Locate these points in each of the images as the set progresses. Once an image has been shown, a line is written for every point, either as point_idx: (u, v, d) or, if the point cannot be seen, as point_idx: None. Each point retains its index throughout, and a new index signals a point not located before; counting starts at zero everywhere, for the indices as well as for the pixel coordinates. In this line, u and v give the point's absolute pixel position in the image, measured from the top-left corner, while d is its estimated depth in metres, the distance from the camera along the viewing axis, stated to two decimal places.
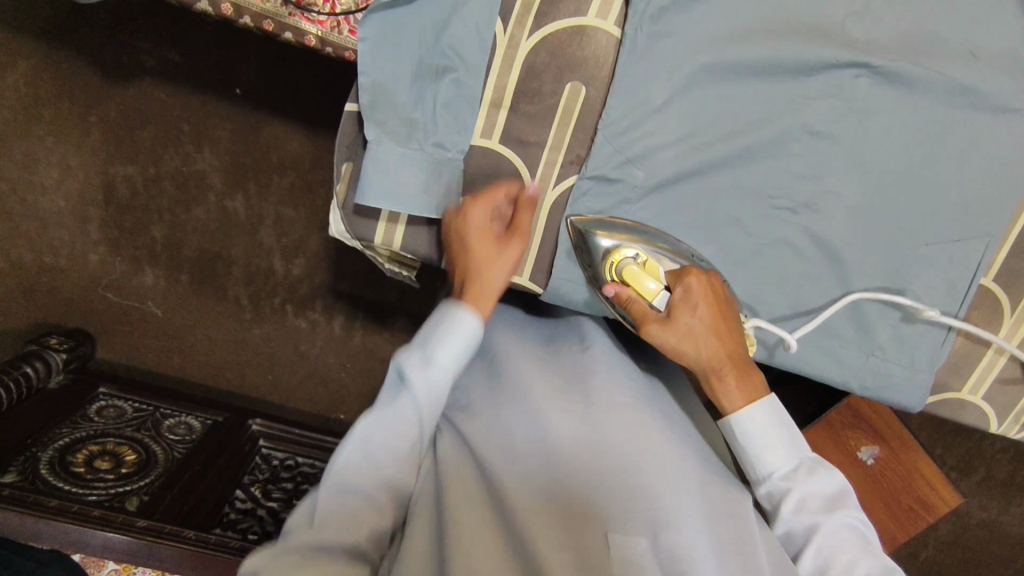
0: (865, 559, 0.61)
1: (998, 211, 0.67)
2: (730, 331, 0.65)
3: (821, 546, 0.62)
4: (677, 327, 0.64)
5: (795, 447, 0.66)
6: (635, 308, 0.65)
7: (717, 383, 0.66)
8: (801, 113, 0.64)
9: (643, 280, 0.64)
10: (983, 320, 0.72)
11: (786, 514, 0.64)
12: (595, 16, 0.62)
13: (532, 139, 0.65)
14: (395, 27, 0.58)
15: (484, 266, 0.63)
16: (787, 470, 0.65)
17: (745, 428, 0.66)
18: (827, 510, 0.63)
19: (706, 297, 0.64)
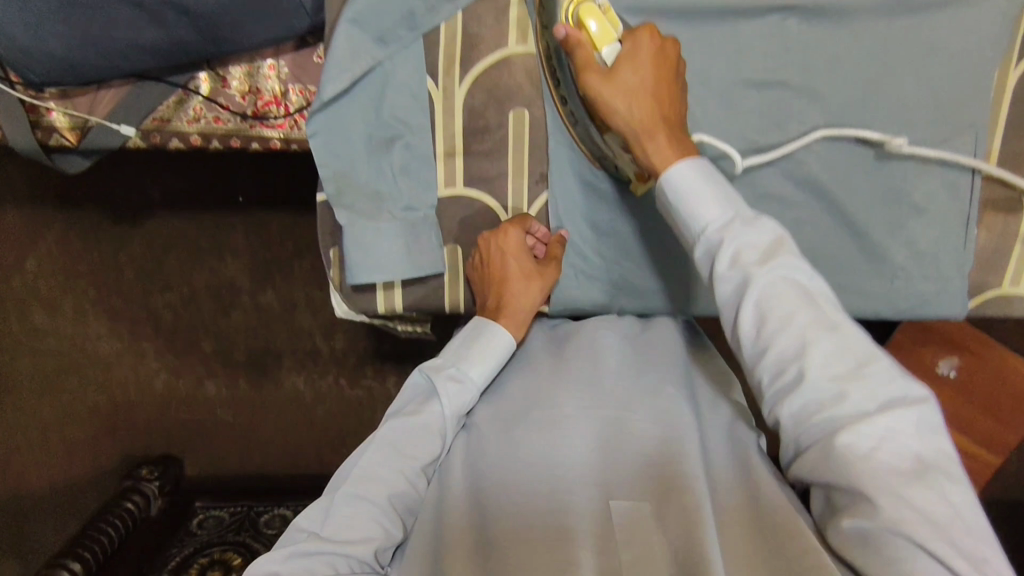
0: (804, 311, 0.53)
1: (975, 100, 0.65)
2: (663, 89, 0.58)
3: (758, 302, 0.54)
4: (615, 84, 0.58)
5: (731, 201, 0.57)
6: (579, 56, 0.58)
7: (645, 145, 0.59)
8: (741, 72, 0.64)
9: (608, 37, 0.58)
10: (1001, 210, 0.69)
11: (721, 270, 0.55)
12: (516, 43, 0.63)
13: (491, 174, 0.66)
14: (340, 117, 0.62)
15: (512, 285, 0.65)
16: (723, 221, 0.56)
17: (682, 182, 0.57)
18: (763, 261, 0.54)
19: (651, 56, 0.58)
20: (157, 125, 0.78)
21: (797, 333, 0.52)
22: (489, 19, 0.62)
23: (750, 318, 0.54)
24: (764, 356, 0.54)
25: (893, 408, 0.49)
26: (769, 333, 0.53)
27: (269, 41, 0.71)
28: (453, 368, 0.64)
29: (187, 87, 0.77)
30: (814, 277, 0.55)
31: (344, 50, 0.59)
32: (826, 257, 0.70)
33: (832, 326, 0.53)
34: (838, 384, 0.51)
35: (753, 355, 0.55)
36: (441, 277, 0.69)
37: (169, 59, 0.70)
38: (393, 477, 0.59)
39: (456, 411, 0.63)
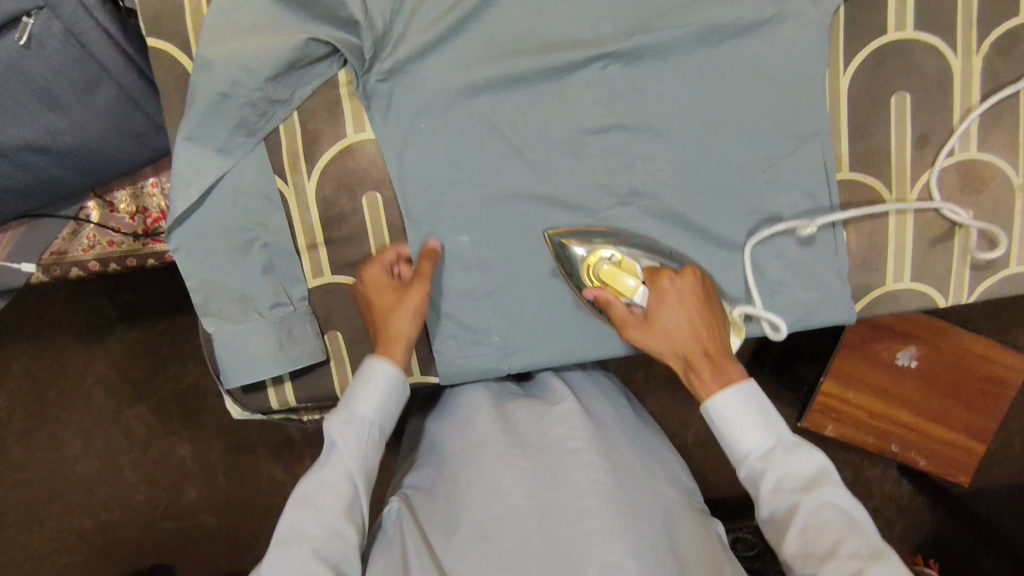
0: (852, 539, 0.56)
1: (811, 110, 0.66)
2: (705, 311, 0.63)
3: (803, 527, 0.58)
4: (653, 329, 0.63)
5: (774, 425, 0.62)
6: (614, 313, 0.64)
7: (693, 376, 0.64)
8: (574, 121, 0.66)
9: (621, 279, 0.64)
10: (866, 210, 0.70)
11: (766, 493, 0.60)
12: (354, 131, 0.66)
13: (356, 258, 0.68)
14: (196, 229, 0.64)
15: (383, 321, 0.64)
16: (763, 449, 0.61)
17: (727, 411, 0.62)
18: (806, 488, 0.59)
19: (688, 296, 0.63)
20: (56, 258, 0.81)
21: (847, 559, 0.55)
22: (324, 115, 0.65)
23: (798, 545, 0.58)
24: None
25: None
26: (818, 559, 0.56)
27: (137, 166, 0.73)
28: (352, 403, 0.62)
29: (78, 217, 0.80)
30: (851, 499, 0.59)
31: (185, 166, 0.62)
32: (705, 284, 0.70)
33: (874, 549, 0.55)
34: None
35: (798, 566, 0.57)
36: (327, 365, 0.70)
37: (48, 196, 0.73)
38: (306, 525, 0.57)
39: (362, 450, 0.62)
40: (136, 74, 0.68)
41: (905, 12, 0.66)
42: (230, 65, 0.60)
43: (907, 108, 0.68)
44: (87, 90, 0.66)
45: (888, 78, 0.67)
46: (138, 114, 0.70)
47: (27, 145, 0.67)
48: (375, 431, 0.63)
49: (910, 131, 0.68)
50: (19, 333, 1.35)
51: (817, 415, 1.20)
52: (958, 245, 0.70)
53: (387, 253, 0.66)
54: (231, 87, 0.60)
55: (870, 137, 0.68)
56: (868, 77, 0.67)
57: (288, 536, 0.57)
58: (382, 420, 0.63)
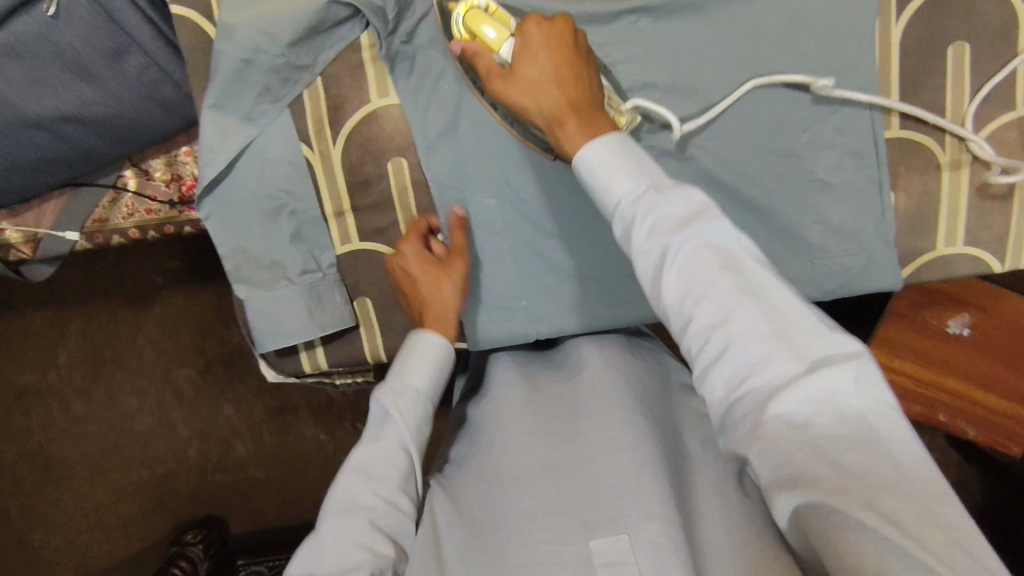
0: (729, 279, 0.44)
1: (857, 64, 0.62)
2: (561, 51, 0.54)
3: (677, 267, 0.45)
4: (516, 82, 0.55)
5: (644, 168, 0.49)
6: (480, 64, 0.57)
7: (557, 133, 0.53)
8: (603, 79, 0.63)
9: (481, 25, 0.57)
10: (917, 170, 0.66)
11: (638, 243, 0.47)
12: (378, 96, 0.64)
13: (382, 224, 0.68)
14: (224, 197, 0.65)
15: (432, 302, 0.64)
16: (635, 194, 0.48)
17: (592, 164, 0.50)
18: (680, 227, 0.45)
19: (546, 40, 0.54)
20: (99, 225, 0.83)
21: (723, 296, 0.44)
22: (347, 80, 0.64)
23: (672, 286, 0.45)
24: (685, 329, 0.45)
25: (829, 369, 0.41)
26: (694, 298, 0.44)
27: (167, 135, 0.74)
28: (407, 372, 0.62)
29: (117, 185, 0.82)
30: (734, 234, 0.46)
31: (212, 135, 0.62)
32: None
33: (805, 362, 0.42)
34: (767, 343, 0.43)
35: (670, 314, 0.46)
36: (357, 331, 0.70)
37: (85, 165, 0.74)
38: (368, 495, 0.58)
39: (414, 423, 0.61)
40: (163, 42, 0.68)
41: None
42: (252, 30, 0.60)
43: (966, 60, 0.63)
44: (116, 59, 0.66)
45: (945, 26, 0.62)
46: (167, 84, 0.70)
47: (63, 115, 0.68)
48: (424, 399, 0.63)
49: (969, 84, 0.63)
50: (73, 296, 1.41)
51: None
52: (1017, 207, 0.66)
53: (420, 225, 0.66)
54: (254, 53, 0.60)
55: (924, 92, 0.64)
56: (922, 26, 0.62)
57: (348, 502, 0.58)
58: (434, 393, 0.64)
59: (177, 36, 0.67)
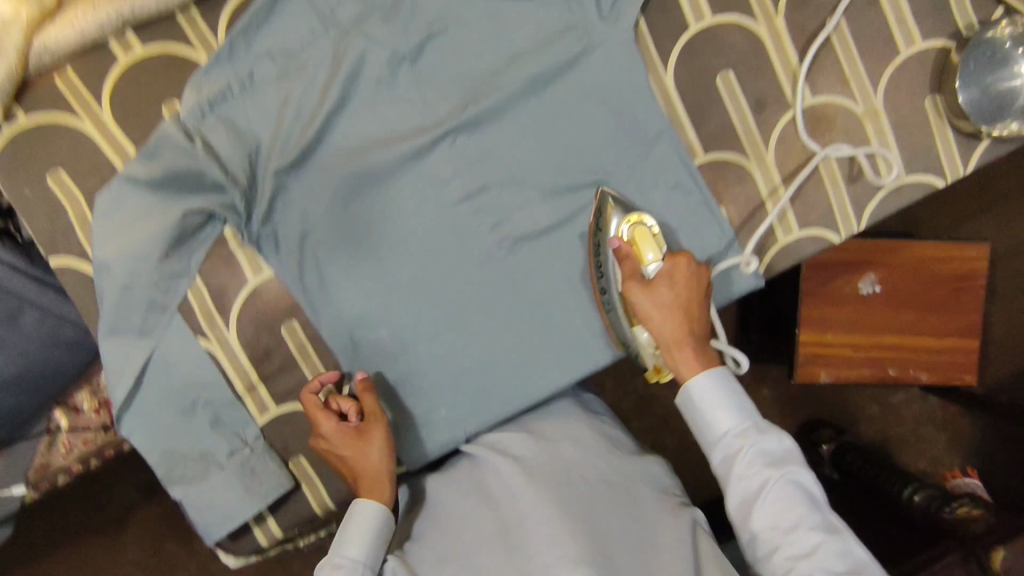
0: (812, 515, 0.63)
1: (648, 115, 0.72)
2: (693, 301, 0.68)
3: (768, 506, 0.64)
4: (652, 297, 0.67)
5: (744, 409, 0.68)
6: (626, 266, 0.69)
7: (675, 355, 0.69)
8: (443, 196, 0.72)
9: (643, 248, 0.69)
10: (734, 183, 0.74)
11: (738, 475, 0.66)
12: (253, 275, 0.71)
13: (294, 383, 0.73)
14: (142, 408, 0.69)
15: (366, 462, 0.68)
16: (737, 430, 0.68)
17: (703, 395, 0.68)
18: (772, 467, 0.66)
19: (686, 276, 0.68)
20: (42, 471, 0.86)
21: (809, 533, 0.62)
22: (222, 269, 0.70)
23: (765, 519, 0.64)
24: (773, 553, 0.63)
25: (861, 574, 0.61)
26: (783, 531, 0.63)
27: (69, 373, 0.78)
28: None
29: (49, 429, 0.85)
30: (813, 480, 0.66)
31: (113, 357, 0.68)
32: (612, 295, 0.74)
33: (846, 562, 0.62)
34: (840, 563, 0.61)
35: (760, 538, 0.64)
36: (300, 488, 0.74)
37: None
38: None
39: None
40: (50, 291, 0.74)
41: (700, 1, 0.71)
42: (125, 259, 0.66)
43: (735, 85, 0.72)
44: (10, 322, 0.72)
45: (707, 62, 0.72)
46: (60, 326, 0.75)
47: None
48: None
49: (746, 102, 0.73)
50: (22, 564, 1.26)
51: (806, 365, 1.22)
52: (828, 183, 0.75)
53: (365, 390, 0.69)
54: (132, 277, 0.67)
55: (712, 119, 0.73)
56: (689, 68, 0.72)
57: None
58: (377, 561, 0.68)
59: (60, 281, 0.74)
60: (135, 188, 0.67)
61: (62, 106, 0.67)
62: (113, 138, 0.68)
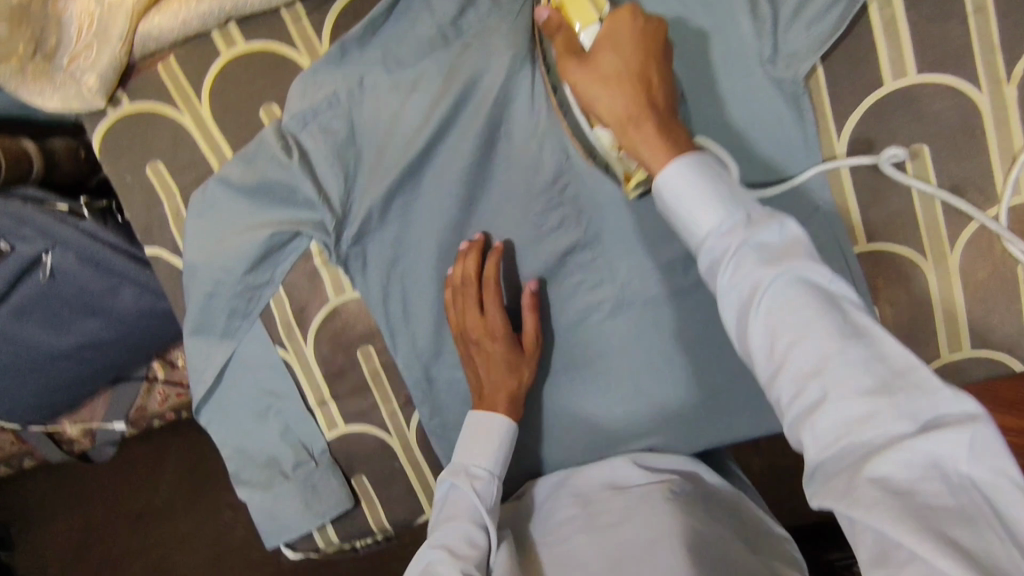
0: (834, 328, 0.38)
1: (805, 185, 0.59)
2: (647, 57, 0.49)
3: (767, 316, 0.39)
4: (594, 66, 0.50)
5: (736, 198, 0.43)
6: (556, 41, 0.52)
7: (630, 136, 0.48)
8: (544, 239, 0.64)
9: (577, 13, 0.52)
10: (897, 282, 0.60)
11: (724, 283, 0.41)
12: (336, 294, 0.68)
13: (365, 407, 0.71)
14: (218, 406, 0.70)
15: (585, 82, 0.50)
16: (724, 224, 0.43)
17: (671, 185, 0.45)
18: (769, 262, 0.40)
19: (634, 37, 0.50)
20: (140, 413, 0.93)
21: (822, 356, 0.37)
22: (305, 284, 0.68)
23: (762, 333, 0.40)
24: (775, 383, 0.39)
25: (939, 432, 0.34)
26: (785, 355, 0.39)
27: (129, 323, 0.76)
28: (501, 439, 0.61)
29: (148, 377, 0.90)
30: (837, 277, 0.40)
31: (195, 357, 0.68)
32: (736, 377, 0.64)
33: (916, 422, 0.35)
34: (868, 399, 0.36)
35: (756, 360, 0.41)
36: (360, 506, 0.73)
37: (57, 360, 0.77)
38: (471, 512, 0.58)
39: (489, 465, 0.61)
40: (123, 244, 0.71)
41: (902, 54, 0.56)
42: (212, 267, 0.64)
43: (927, 160, 0.57)
44: (111, 294, 0.73)
45: (894, 129, 0.57)
46: (129, 283, 0.73)
47: (17, 309, 0.70)
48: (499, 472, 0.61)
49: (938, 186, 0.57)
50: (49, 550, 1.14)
51: None
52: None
53: (645, 43, 0.50)
54: (216, 286, 0.65)
55: (885, 202, 0.59)
56: (870, 135, 0.58)
57: (468, 470, 0.60)
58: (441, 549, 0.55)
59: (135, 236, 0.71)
60: (229, 190, 0.64)
61: (162, 97, 0.64)
62: (211, 138, 0.65)
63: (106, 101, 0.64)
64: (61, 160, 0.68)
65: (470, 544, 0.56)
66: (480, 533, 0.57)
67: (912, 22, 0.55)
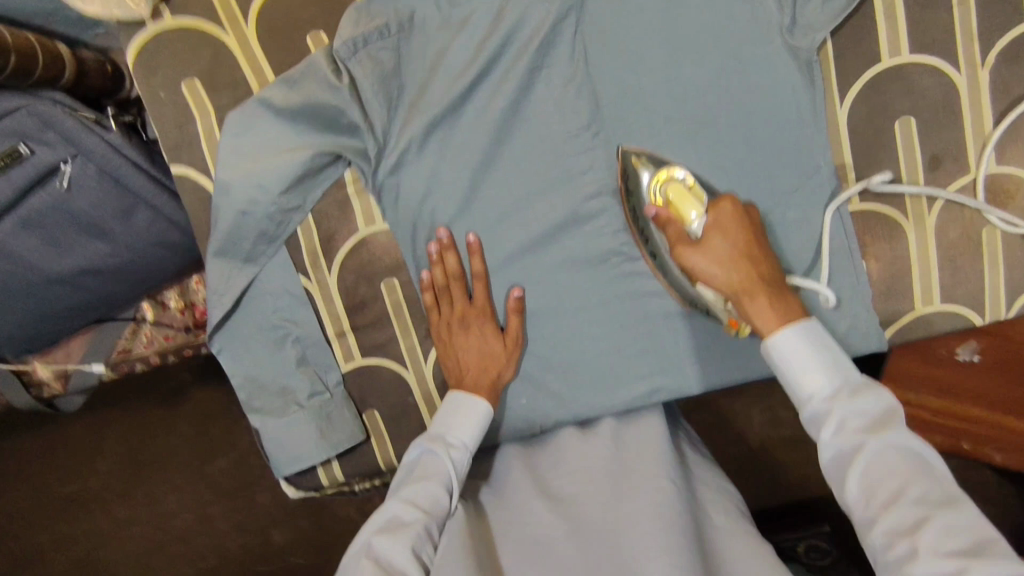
0: (919, 483, 0.48)
1: (817, 142, 0.65)
2: (752, 248, 0.58)
3: (866, 470, 0.50)
4: (705, 250, 0.57)
5: (840, 365, 0.54)
6: (666, 232, 0.59)
7: (745, 305, 0.57)
8: (573, 181, 0.67)
9: (685, 207, 0.60)
10: (884, 239, 0.68)
11: (829, 437, 0.52)
12: (364, 225, 0.70)
13: (383, 340, 0.72)
14: (233, 333, 0.70)
15: (694, 261, 0.57)
16: (830, 389, 0.54)
17: (785, 352, 0.55)
18: (870, 429, 0.51)
19: (738, 220, 0.58)
20: (123, 355, 0.89)
21: (911, 505, 0.47)
22: (335, 212, 0.69)
23: (860, 487, 0.50)
24: (872, 529, 0.49)
25: (944, 513, 0.46)
26: (882, 501, 0.49)
27: (137, 250, 0.75)
28: (476, 420, 0.65)
29: (137, 317, 0.87)
30: (922, 442, 0.51)
31: (216, 279, 0.68)
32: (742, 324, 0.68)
33: (969, 534, 0.45)
34: (953, 536, 0.45)
35: (847, 493, 0.51)
36: (369, 441, 0.74)
37: (55, 283, 0.75)
38: (439, 478, 0.61)
39: (464, 438, 0.65)
40: (146, 165, 0.70)
41: (898, 35, 0.64)
42: (246, 186, 0.65)
43: (914, 131, 0.65)
44: (125, 216, 0.72)
45: (888, 101, 0.65)
46: (146, 206, 0.72)
47: (27, 220, 0.68)
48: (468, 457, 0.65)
49: (921, 155, 0.66)
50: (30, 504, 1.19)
51: None
52: (986, 260, 0.67)
53: (748, 221, 0.58)
54: (250, 205, 0.65)
55: (879, 166, 0.67)
56: (868, 105, 0.66)
57: (443, 439, 0.64)
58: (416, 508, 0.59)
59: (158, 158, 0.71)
60: (271, 113, 0.65)
61: (208, 16, 0.65)
62: (254, 60, 0.66)
63: (148, 13, 0.64)
64: (91, 71, 0.67)
65: (433, 507, 0.60)
66: (445, 497, 0.60)
67: (909, 8, 0.64)
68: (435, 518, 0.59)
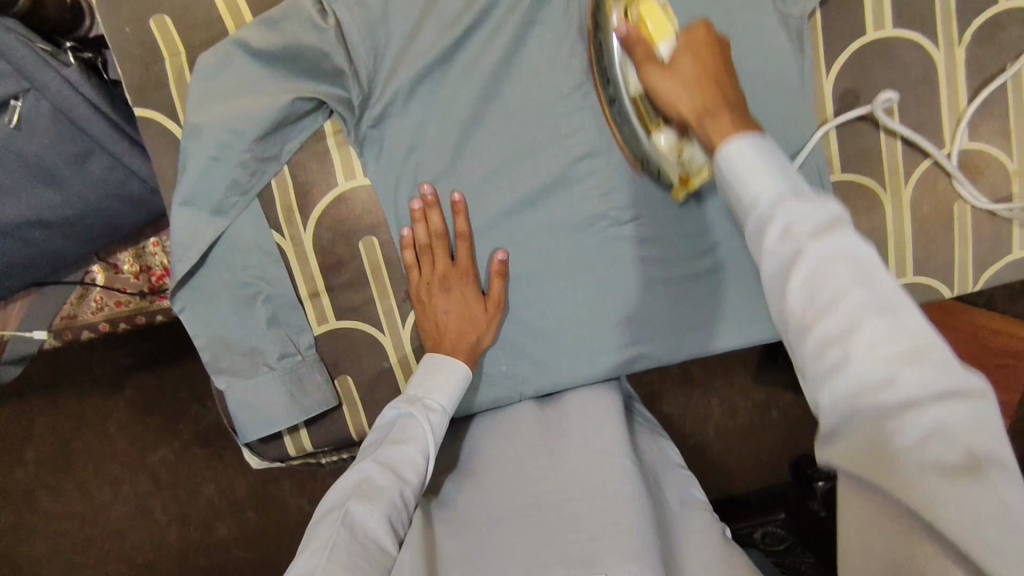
0: (872, 313, 0.36)
1: (802, 111, 0.66)
2: (717, 71, 0.52)
3: (807, 285, 0.38)
4: (670, 73, 0.52)
5: (788, 173, 0.42)
6: (636, 50, 0.55)
7: (704, 122, 0.49)
8: (563, 140, 0.66)
9: (655, 27, 0.55)
10: (862, 210, 0.70)
11: (770, 246, 0.40)
12: (345, 179, 0.67)
13: (360, 302, 0.69)
14: (198, 288, 0.65)
15: (654, 75, 0.53)
16: (773, 194, 0.41)
17: (731, 156, 0.44)
18: (818, 234, 0.38)
19: (701, 46, 0.53)
20: (67, 322, 0.81)
21: (863, 333, 0.36)
22: (313, 165, 0.66)
23: (799, 301, 0.38)
24: (810, 361, 0.38)
25: (947, 400, 0.34)
26: (830, 324, 0.37)
27: (92, 206, 0.70)
28: (455, 381, 0.63)
29: (83, 280, 0.80)
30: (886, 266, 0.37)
31: (181, 231, 0.63)
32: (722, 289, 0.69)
33: (935, 390, 0.34)
34: (907, 375, 0.34)
35: (783, 309, 0.39)
36: (340, 409, 0.71)
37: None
38: (412, 442, 0.58)
39: (440, 403, 0.62)
40: (104, 107, 0.66)
41: (882, 10, 0.66)
42: (219, 129, 0.61)
43: (894, 106, 0.67)
44: (80, 162, 0.67)
45: (870, 75, 0.67)
46: (103, 152, 0.68)
47: None
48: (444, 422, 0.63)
49: (900, 129, 0.68)
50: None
51: None
52: (957, 234, 0.70)
53: (723, 55, 0.53)
54: (222, 150, 0.61)
55: (860, 137, 0.68)
56: (852, 78, 0.67)
57: (419, 402, 0.61)
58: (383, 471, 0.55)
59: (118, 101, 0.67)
60: (248, 55, 0.61)
61: None
62: (232, 2, 0.63)
63: None
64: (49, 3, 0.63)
65: (403, 470, 0.56)
66: (418, 462, 0.57)
67: None
68: (411, 485, 0.56)
